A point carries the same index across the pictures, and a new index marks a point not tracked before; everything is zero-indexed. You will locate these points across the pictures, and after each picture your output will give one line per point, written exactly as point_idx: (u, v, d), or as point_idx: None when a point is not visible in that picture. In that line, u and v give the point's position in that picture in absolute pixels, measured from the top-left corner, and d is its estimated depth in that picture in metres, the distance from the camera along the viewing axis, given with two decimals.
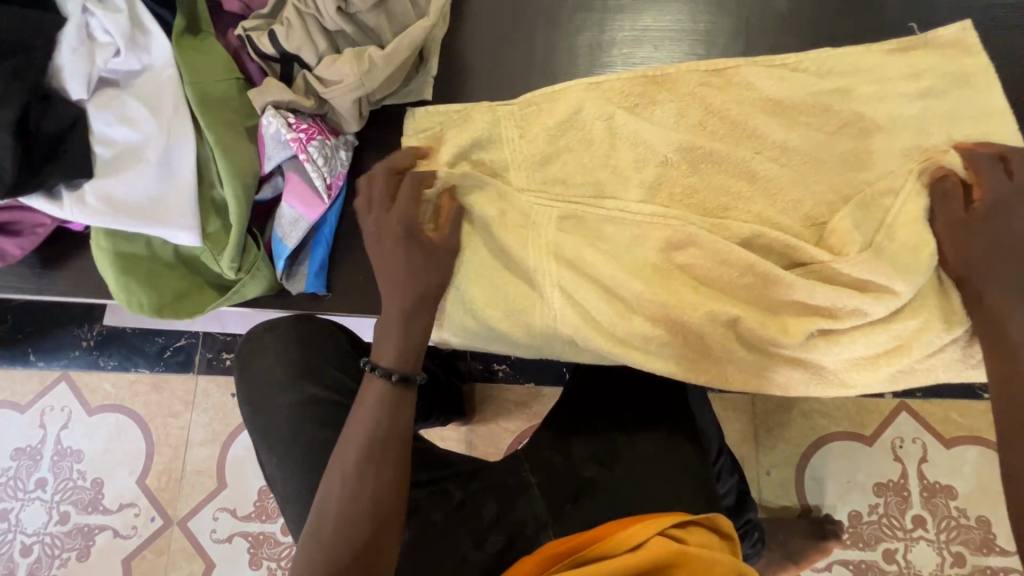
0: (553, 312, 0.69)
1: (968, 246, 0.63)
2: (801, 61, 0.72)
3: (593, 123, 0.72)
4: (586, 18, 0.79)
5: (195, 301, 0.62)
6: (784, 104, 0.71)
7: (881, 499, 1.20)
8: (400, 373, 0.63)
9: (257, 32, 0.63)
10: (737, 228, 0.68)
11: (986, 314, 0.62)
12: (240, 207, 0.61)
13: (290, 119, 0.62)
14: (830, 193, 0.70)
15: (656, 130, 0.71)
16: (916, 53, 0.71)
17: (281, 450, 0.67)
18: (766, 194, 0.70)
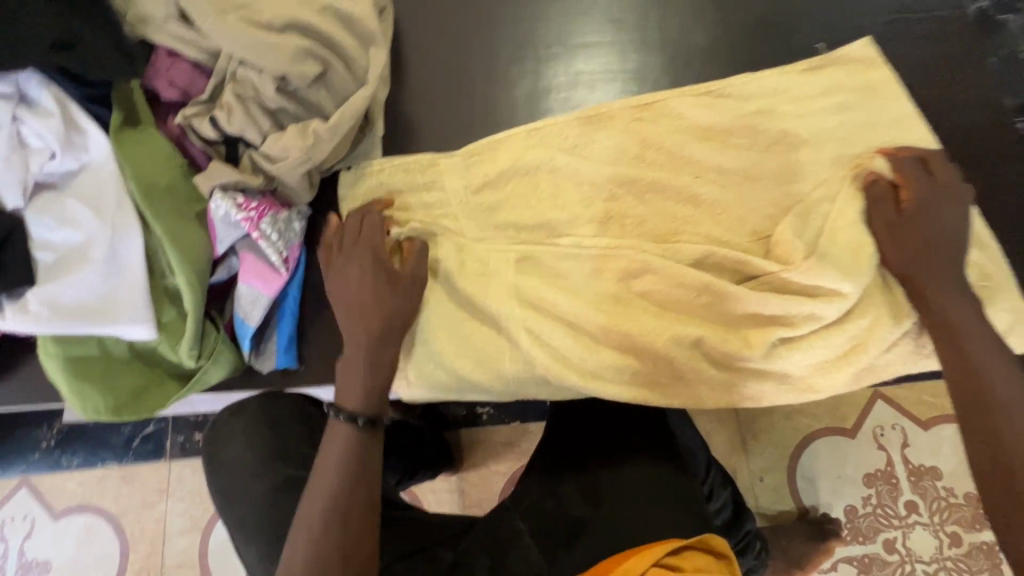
0: (523, 355, 0.69)
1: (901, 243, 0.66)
2: (723, 87, 0.76)
3: (538, 168, 0.74)
4: (521, 69, 0.82)
5: (155, 396, 0.60)
6: (715, 129, 0.75)
7: (872, 490, 1.21)
8: (365, 419, 0.62)
9: (198, 118, 0.63)
10: (692, 250, 0.70)
11: (929, 305, 0.65)
12: (194, 291, 0.59)
13: (239, 200, 0.61)
14: (771, 207, 0.73)
15: (596, 166, 0.74)
16: (827, 70, 0.76)
17: (258, 538, 0.64)
18: (714, 214, 0.73)
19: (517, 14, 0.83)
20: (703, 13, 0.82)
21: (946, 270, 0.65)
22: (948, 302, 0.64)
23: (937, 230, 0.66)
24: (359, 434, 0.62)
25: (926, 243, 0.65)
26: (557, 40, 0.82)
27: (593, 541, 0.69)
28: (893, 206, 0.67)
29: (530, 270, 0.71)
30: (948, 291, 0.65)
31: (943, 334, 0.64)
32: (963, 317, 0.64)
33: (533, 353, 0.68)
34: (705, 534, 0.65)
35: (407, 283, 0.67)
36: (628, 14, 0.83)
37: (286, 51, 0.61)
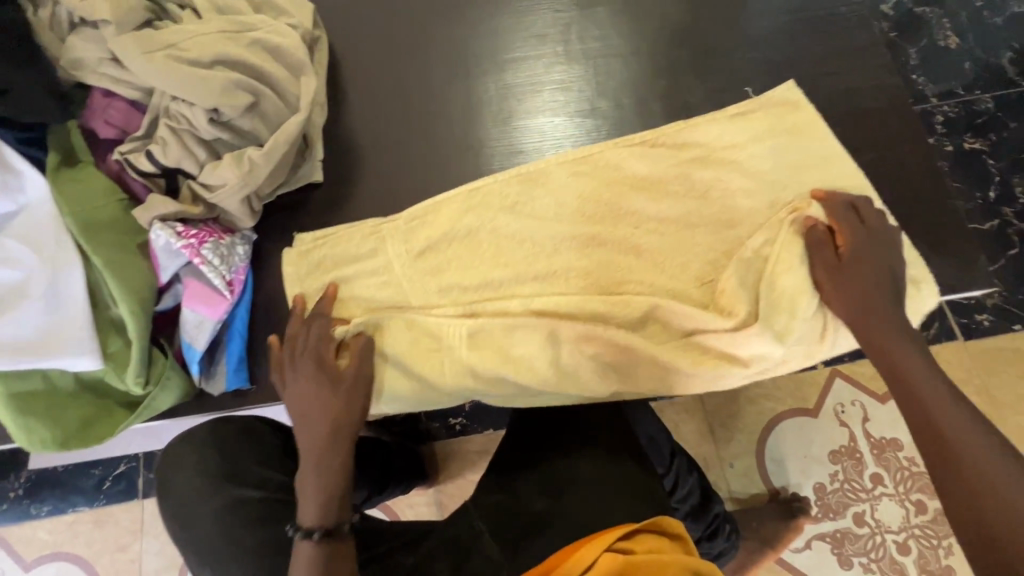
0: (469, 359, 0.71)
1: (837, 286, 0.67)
2: (658, 137, 0.79)
3: (477, 221, 0.76)
4: (454, 97, 0.85)
5: (103, 425, 0.61)
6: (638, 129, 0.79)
7: (839, 466, 1.25)
8: (320, 531, 0.61)
9: (135, 154, 0.65)
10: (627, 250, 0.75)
11: (883, 355, 0.63)
12: (137, 319, 0.61)
13: (179, 228, 0.64)
14: (696, 198, 0.77)
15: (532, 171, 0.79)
16: (755, 115, 0.79)
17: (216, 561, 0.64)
18: (646, 210, 0.76)
19: (447, 36, 0.87)
20: (622, 23, 0.87)
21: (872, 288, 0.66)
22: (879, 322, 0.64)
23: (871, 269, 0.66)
24: (316, 548, 0.60)
25: (869, 288, 0.65)
26: (486, 58, 0.86)
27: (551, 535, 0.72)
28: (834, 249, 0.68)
29: (472, 277, 0.73)
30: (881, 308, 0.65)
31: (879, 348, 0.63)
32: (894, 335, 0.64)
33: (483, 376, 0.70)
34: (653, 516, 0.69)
35: (351, 379, 0.66)
36: (549, 29, 0.87)
37: (216, 84, 0.64)
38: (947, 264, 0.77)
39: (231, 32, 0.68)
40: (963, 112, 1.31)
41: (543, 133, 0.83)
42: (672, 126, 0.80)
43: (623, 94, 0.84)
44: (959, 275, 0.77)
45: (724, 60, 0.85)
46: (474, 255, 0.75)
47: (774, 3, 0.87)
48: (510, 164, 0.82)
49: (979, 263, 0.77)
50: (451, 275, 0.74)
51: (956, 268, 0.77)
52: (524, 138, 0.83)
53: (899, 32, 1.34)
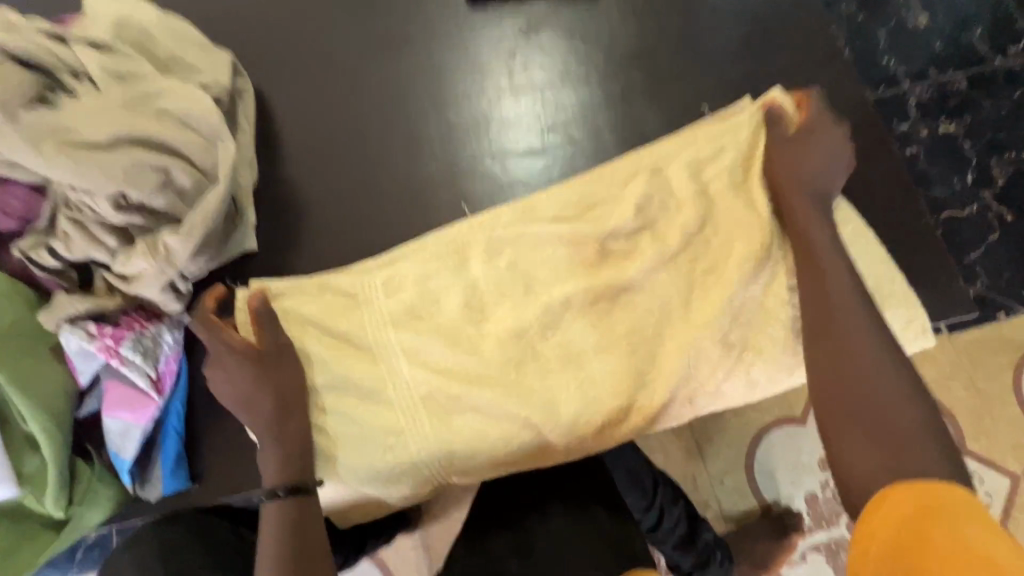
0: (423, 435, 0.68)
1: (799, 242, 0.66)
2: (624, 171, 0.71)
3: (425, 278, 0.69)
4: (394, 141, 0.79)
5: (27, 552, 0.57)
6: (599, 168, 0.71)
7: (830, 474, 1.22)
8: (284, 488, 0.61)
9: (36, 248, 0.59)
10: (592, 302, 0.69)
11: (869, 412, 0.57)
12: (52, 435, 0.56)
13: (92, 328, 0.59)
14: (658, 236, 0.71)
15: (486, 225, 0.70)
16: (730, 124, 0.71)
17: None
18: (609, 255, 0.70)
19: (384, 76, 0.81)
20: (570, 49, 0.81)
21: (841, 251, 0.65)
22: (822, 243, 0.65)
23: (821, 171, 0.67)
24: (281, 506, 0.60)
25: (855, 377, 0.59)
26: (425, 97, 0.80)
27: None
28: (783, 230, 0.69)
29: (423, 350, 0.68)
30: (831, 255, 0.64)
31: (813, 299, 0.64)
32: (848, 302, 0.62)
33: (406, 370, 0.68)
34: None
35: (265, 359, 0.63)
36: (492, 60, 0.81)
37: (119, 168, 0.58)
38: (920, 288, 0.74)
39: (131, 103, 0.62)
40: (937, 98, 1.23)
41: (491, 176, 0.78)
42: (639, 154, 0.72)
43: (574, 127, 0.79)
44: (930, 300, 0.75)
45: (679, 82, 0.80)
46: (427, 320, 0.69)
47: (727, 16, 0.82)
48: (459, 213, 0.77)
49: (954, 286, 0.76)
50: (400, 346, 0.68)
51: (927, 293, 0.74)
52: (470, 183, 0.77)
53: None
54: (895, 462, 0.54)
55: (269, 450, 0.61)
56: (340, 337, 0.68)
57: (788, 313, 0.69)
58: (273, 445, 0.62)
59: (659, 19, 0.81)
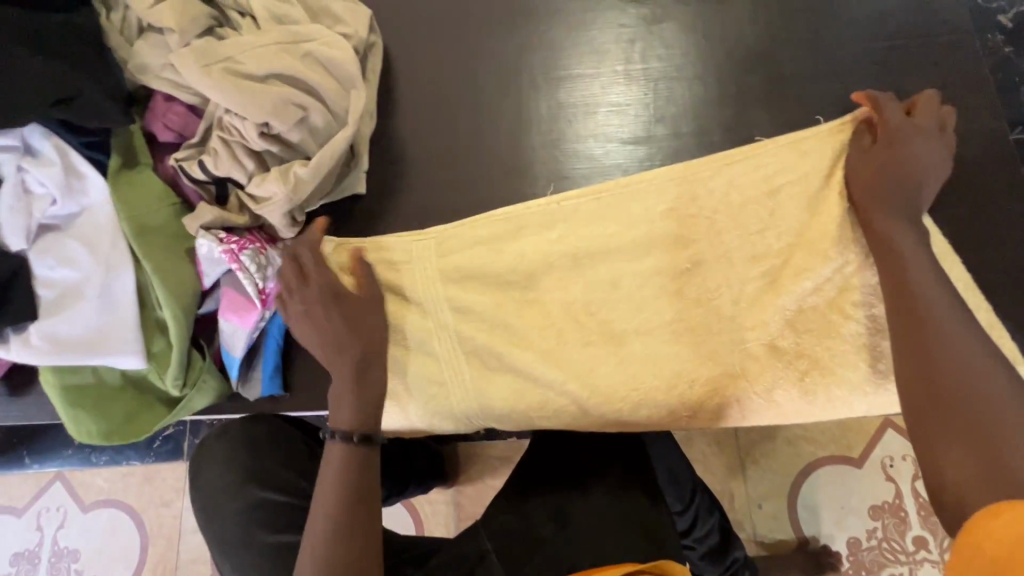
0: (466, 388, 0.70)
1: (874, 245, 0.59)
2: (705, 183, 0.67)
3: (480, 251, 0.69)
4: (504, 110, 0.82)
5: (143, 421, 0.65)
6: (682, 176, 0.67)
7: (878, 523, 1.16)
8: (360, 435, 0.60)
9: (189, 161, 0.67)
10: (679, 292, 0.68)
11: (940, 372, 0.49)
12: (179, 324, 0.64)
13: (222, 235, 0.65)
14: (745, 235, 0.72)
15: (546, 216, 0.68)
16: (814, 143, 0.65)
17: (225, 541, 0.66)
18: (705, 251, 0.67)
19: (503, 47, 0.84)
20: (689, 44, 0.80)
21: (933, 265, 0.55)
22: (908, 251, 0.56)
23: (914, 167, 0.58)
24: (350, 450, 0.59)
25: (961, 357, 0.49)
26: (539, 74, 0.82)
27: (544, 560, 0.72)
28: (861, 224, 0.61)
29: (469, 308, 0.69)
30: (923, 272, 0.55)
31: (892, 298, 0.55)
32: (943, 310, 0.52)
33: (453, 324, 0.70)
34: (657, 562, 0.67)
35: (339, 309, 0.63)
36: (610, 45, 0.82)
37: (269, 99, 0.64)
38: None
39: (285, 43, 0.68)
40: None
41: (591, 158, 0.79)
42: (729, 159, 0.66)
43: (682, 121, 0.79)
44: None
45: (800, 88, 0.78)
46: (479, 275, 0.69)
47: (865, 26, 0.78)
48: (553, 188, 0.80)
49: None
50: (449, 302, 0.69)
51: None
52: (570, 163, 0.80)
53: None
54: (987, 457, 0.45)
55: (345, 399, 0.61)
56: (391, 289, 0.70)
57: (848, 330, 0.65)
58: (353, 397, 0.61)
59: (791, 22, 0.79)
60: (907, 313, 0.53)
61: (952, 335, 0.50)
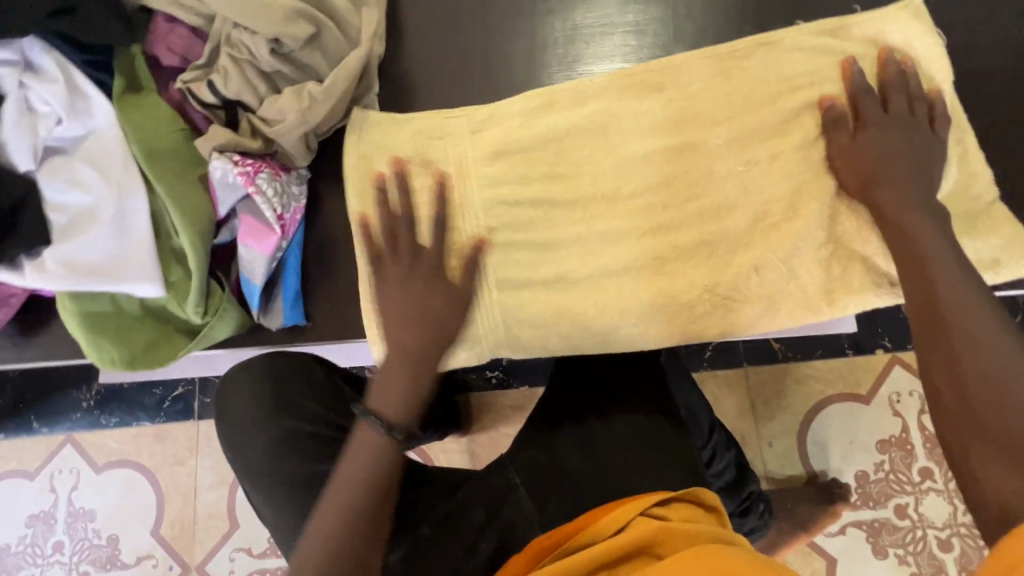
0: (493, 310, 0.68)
1: (837, 155, 0.66)
2: (732, 98, 0.69)
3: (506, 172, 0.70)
4: (517, 35, 0.79)
5: (166, 349, 0.63)
6: (693, 83, 0.70)
7: (885, 456, 1.19)
8: (401, 429, 0.58)
9: (197, 82, 0.64)
10: (701, 213, 0.68)
11: (914, 262, 0.59)
12: (197, 249, 0.62)
13: (236, 157, 0.63)
14: (775, 145, 0.68)
15: (573, 113, 0.71)
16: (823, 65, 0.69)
17: (253, 474, 0.69)
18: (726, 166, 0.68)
19: None
20: None
21: (897, 165, 0.63)
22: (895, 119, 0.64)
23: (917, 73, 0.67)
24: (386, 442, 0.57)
25: (944, 256, 0.58)
26: None
27: (574, 489, 0.73)
28: (851, 130, 0.66)
29: (502, 232, 0.69)
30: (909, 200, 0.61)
31: (857, 187, 0.64)
32: (934, 251, 0.58)
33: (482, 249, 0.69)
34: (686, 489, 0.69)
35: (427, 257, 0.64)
36: None
37: (279, 12, 0.62)
38: None
39: None
40: None
41: None
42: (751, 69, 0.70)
43: (701, 41, 0.77)
44: None
45: (822, 4, 0.76)
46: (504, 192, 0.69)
47: None
48: None
49: None
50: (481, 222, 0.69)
51: None
52: None
53: None
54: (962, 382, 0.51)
55: (399, 378, 0.60)
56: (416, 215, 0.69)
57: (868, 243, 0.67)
58: (400, 377, 0.60)
59: None
60: (888, 223, 0.62)
61: (969, 311, 0.54)
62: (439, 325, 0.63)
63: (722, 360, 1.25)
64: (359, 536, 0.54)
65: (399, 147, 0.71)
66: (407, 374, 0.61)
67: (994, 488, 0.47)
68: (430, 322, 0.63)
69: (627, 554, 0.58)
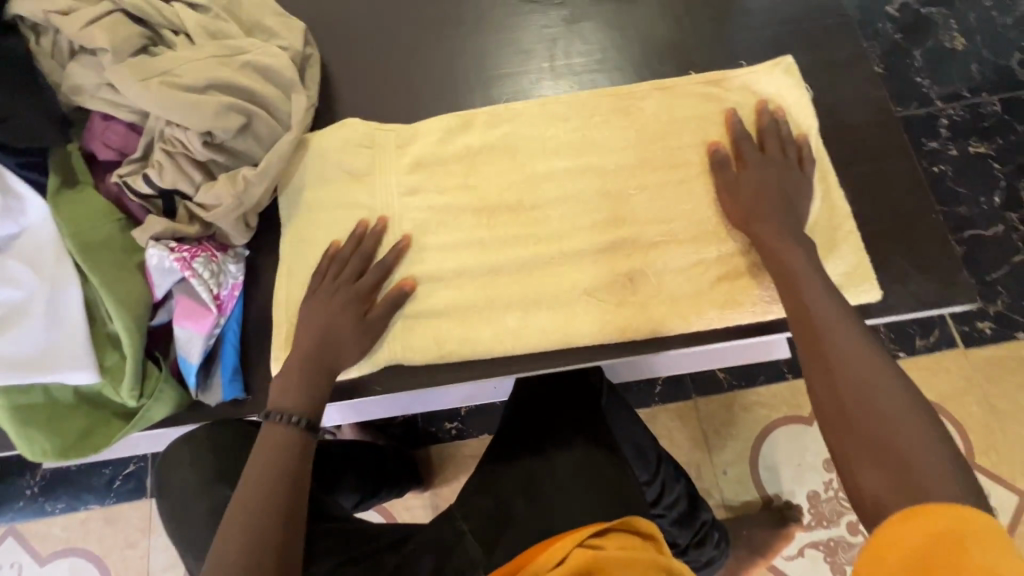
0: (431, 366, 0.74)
1: (724, 188, 0.74)
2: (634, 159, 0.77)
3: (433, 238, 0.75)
4: (442, 109, 0.87)
5: (102, 435, 0.64)
6: (597, 148, 0.78)
7: (833, 474, 1.24)
8: (302, 421, 0.64)
9: (132, 176, 0.68)
10: (615, 263, 0.74)
11: (789, 287, 0.65)
12: (132, 334, 0.64)
13: (172, 245, 0.66)
14: (673, 201, 0.76)
15: (492, 180, 0.77)
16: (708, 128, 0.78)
17: (196, 546, 0.71)
18: (632, 219, 0.75)
19: (437, 52, 0.89)
20: (608, 39, 0.88)
21: (773, 200, 0.70)
22: (764, 163, 0.72)
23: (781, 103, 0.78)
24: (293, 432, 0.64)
25: (810, 273, 0.66)
26: (473, 74, 0.87)
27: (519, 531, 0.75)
28: (734, 169, 0.74)
29: (432, 296, 0.73)
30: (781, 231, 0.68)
31: (741, 219, 0.71)
32: (805, 274, 0.65)
33: (413, 312, 0.73)
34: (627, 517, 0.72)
35: (334, 295, 0.70)
36: (535, 45, 0.88)
37: (209, 109, 0.67)
38: (928, 279, 0.76)
39: (222, 56, 0.70)
40: (968, 116, 1.35)
41: None
42: (648, 132, 0.78)
43: None
44: (946, 289, 0.76)
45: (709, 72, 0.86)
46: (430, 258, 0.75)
47: (760, 17, 0.87)
48: None
49: (965, 276, 0.76)
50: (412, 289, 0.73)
51: (940, 283, 0.76)
52: None
53: (901, 34, 1.38)
54: (842, 389, 0.57)
55: (290, 377, 0.66)
56: None
57: (764, 279, 0.72)
58: (297, 383, 0.66)
59: (695, 15, 0.88)
60: (768, 253, 0.68)
61: (837, 329, 0.61)
62: (336, 341, 0.68)
63: (672, 393, 1.30)
64: (280, 512, 0.60)
65: (333, 219, 0.75)
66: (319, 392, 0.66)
67: (868, 489, 0.53)
68: (329, 367, 0.68)
69: None
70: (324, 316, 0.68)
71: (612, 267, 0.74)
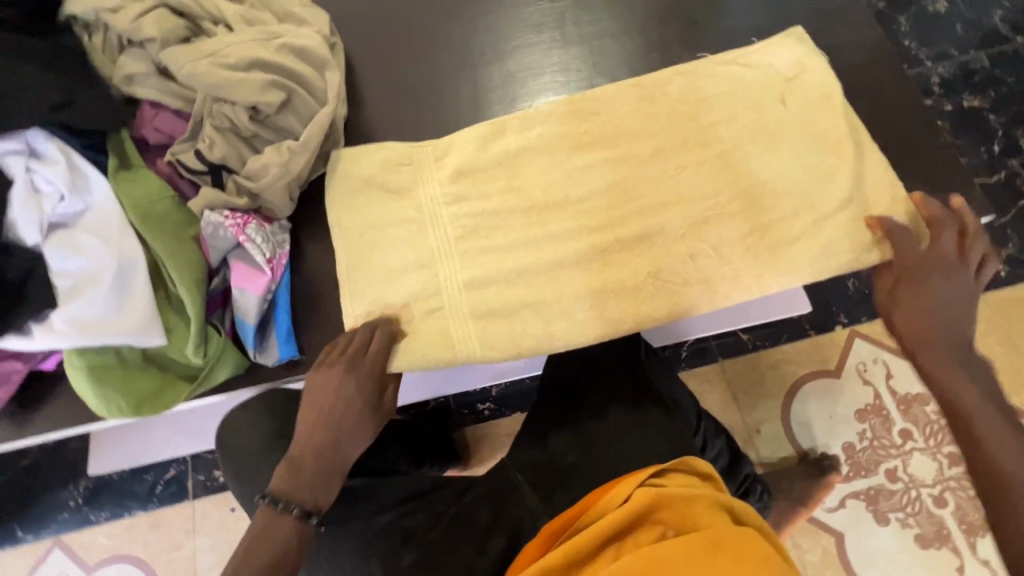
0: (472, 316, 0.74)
1: (897, 293, 0.69)
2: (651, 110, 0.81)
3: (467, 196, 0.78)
4: (461, 84, 0.91)
5: (169, 395, 0.69)
6: (615, 102, 0.82)
7: (866, 424, 1.25)
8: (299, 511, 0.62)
9: (185, 153, 0.72)
10: (644, 205, 0.76)
11: (924, 333, 0.67)
12: (194, 298, 0.67)
13: (226, 212, 0.70)
14: (692, 143, 0.79)
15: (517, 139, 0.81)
16: (717, 75, 0.82)
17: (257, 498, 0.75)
18: (655, 164, 0.78)
19: (452, 32, 0.94)
20: (612, 8, 0.93)
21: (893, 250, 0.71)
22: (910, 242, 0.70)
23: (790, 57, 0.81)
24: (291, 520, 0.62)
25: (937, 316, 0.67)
26: (488, 49, 0.92)
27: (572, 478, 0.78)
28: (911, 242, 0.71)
29: (471, 249, 0.76)
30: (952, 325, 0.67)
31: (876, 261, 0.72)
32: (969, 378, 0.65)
33: (454, 265, 0.75)
34: (680, 457, 0.76)
35: (343, 364, 0.67)
36: (545, 18, 0.93)
37: (254, 85, 0.71)
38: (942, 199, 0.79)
39: (260, 40, 0.75)
40: (960, 72, 1.40)
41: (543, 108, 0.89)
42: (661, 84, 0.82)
43: (618, 71, 0.90)
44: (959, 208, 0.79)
45: (711, 31, 0.90)
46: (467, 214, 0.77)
47: None
48: None
49: (976, 195, 0.80)
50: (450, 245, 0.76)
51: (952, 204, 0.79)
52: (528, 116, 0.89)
53: (885, 1, 1.44)
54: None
55: (291, 471, 0.63)
56: (390, 243, 0.76)
57: (789, 207, 0.75)
58: (297, 472, 0.63)
59: None
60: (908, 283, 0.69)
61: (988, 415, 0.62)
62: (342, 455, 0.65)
63: (698, 357, 1.31)
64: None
65: (372, 181, 0.79)
66: (328, 460, 0.65)
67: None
68: (337, 435, 0.65)
69: (630, 524, 0.62)
70: (334, 422, 0.65)
71: (641, 209, 0.76)
